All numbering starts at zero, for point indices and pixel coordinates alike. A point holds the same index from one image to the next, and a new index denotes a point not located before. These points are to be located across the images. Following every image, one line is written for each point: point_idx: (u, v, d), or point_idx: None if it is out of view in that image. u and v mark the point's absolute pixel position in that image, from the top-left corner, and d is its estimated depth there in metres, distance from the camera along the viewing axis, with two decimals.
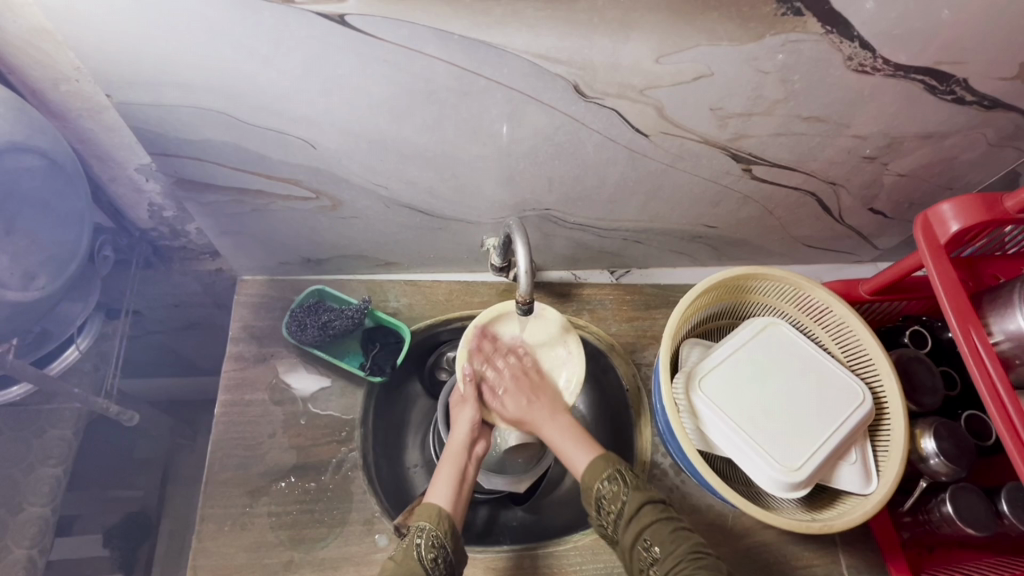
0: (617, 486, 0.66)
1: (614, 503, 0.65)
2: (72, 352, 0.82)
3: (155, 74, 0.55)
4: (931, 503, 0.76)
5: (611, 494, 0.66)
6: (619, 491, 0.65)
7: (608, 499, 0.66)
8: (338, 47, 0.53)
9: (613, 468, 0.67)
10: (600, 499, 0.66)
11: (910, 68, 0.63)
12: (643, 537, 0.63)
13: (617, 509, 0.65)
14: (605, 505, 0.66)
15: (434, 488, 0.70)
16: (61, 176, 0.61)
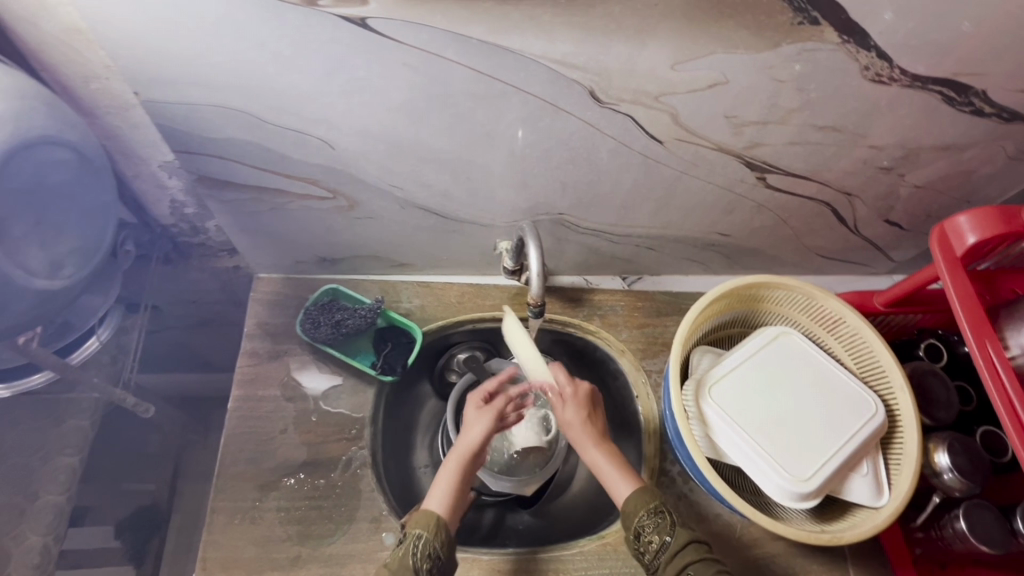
0: (655, 523, 0.66)
1: (655, 541, 0.65)
2: (93, 342, 0.83)
3: (181, 73, 0.56)
4: (944, 520, 0.75)
5: (651, 532, 0.65)
6: (658, 527, 0.65)
7: (645, 535, 0.66)
8: (358, 49, 0.54)
9: (653, 504, 0.66)
10: (639, 536, 0.66)
11: (928, 79, 0.63)
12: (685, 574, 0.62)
13: (658, 548, 0.65)
14: (644, 540, 0.66)
15: (434, 491, 0.69)
16: (90, 169, 0.60)
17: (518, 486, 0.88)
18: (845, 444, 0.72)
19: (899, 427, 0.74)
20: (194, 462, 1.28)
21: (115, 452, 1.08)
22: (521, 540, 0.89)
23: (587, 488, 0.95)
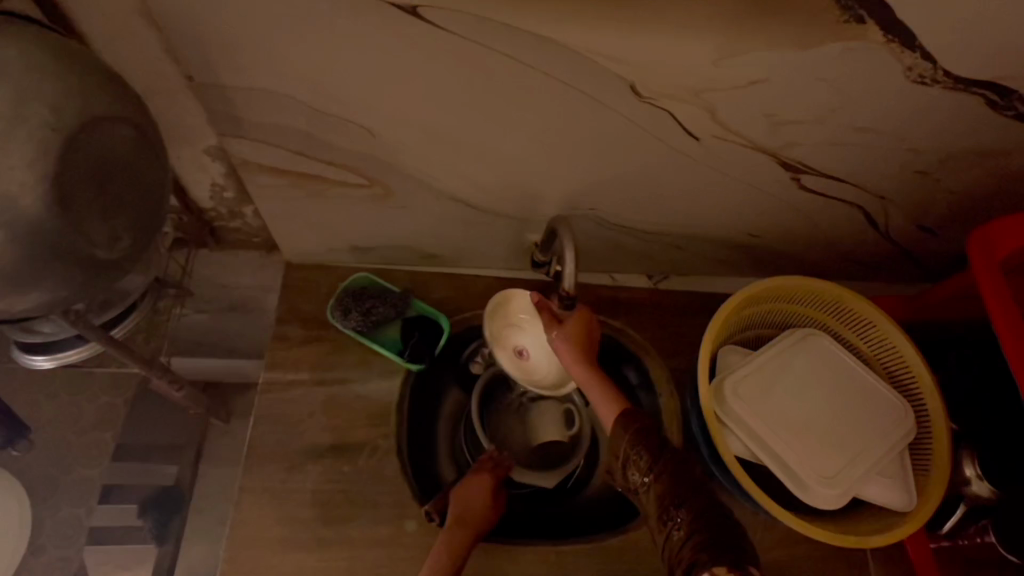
0: (635, 448, 0.65)
1: (636, 469, 0.65)
2: (134, 317, 0.84)
3: (234, 56, 0.58)
4: (974, 530, 0.76)
5: (636, 459, 0.65)
6: (638, 453, 0.65)
7: (628, 462, 0.66)
8: (407, 37, 0.56)
9: (632, 431, 0.66)
10: (624, 464, 0.66)
11: (971, 82, 0.62)
12: (667, 498, 0.61)
13: (641, 475, 0.64)
14: (628, 468, 0.66)
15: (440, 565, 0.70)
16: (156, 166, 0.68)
17: (536, 477, 0.88)
18: (862, 434, 0.73)
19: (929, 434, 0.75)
20: None
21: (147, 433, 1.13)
22: (537, 532, 0.90)
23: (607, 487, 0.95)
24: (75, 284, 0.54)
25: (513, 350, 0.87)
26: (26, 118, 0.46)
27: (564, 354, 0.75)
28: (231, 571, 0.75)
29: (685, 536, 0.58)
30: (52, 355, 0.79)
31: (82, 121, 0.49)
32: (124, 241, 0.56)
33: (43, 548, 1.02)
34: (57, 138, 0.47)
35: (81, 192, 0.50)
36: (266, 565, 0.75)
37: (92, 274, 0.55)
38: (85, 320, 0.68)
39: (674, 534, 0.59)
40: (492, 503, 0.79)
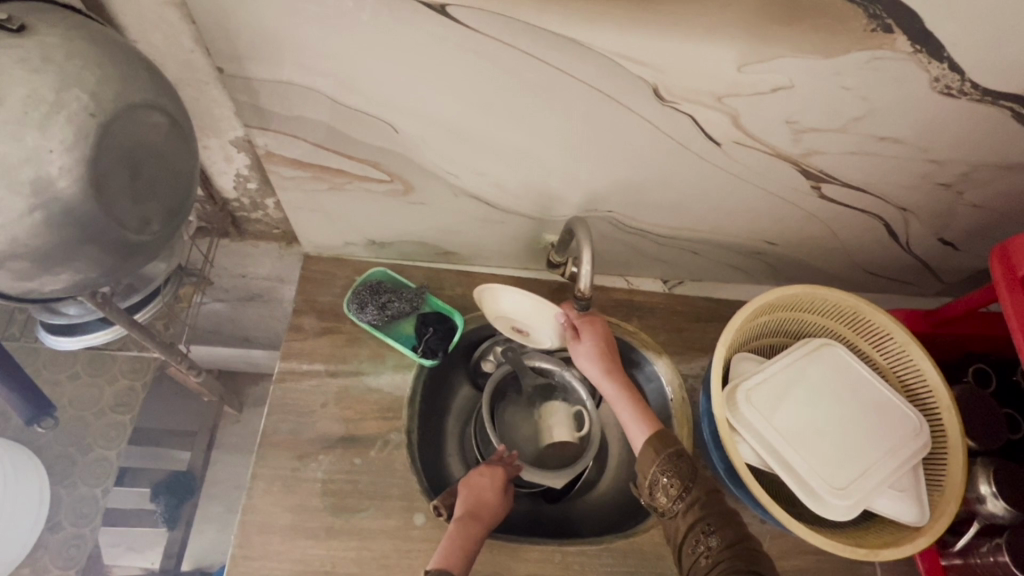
0: (667, 474, 0.65)
1: (666, 493, 0.65)
2: (158, 302, 0.84)
3: (265, 48, 0.59)
4: (987, 548, 0.73)
5: (668, 484, 0.65)
6: (670, 479, 0.65)
7: (656, 486, 0.65)
8: (434, 35, 0.56)
9: (664, 456, 0.66)
10: (652, 486, 0.66)
11: (998, 94, 0.62)
12: (700, 526, 0.63)
13: (670, 499, 0.65)
14: (656, 492, 0.66)
15: (456, 549, 0.70)
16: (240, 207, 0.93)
17: (547, 478, 0.86)
18: (876, 447, 0.73)
19: (945, 449, 0.74)
20: (227, 433, 1.31)
21: (178, 411, 1.30)
22: (545, 533, 0.91)
23: (613, 490, 0.97)
24: (105, 268, 0.55)
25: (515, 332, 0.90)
26: (66, 104, 0.47)
27: (594, 372, 0.76)
28: (242, 556, 0.76)
29: (715, 563, 0.60)
30: (77, 336, 0.80)
31: (118, 107, 0.50)
32: (154, 225, 0.57)
33: (60, 526, 0.98)
34: (95, 124, 0.49)
35: (113, 176, 0.51)
36: (275, 552, 0.76)
37: (122, 256, 0.56)
38: (110, 304, 0.70)
39: (702, 559, 0.61)
40: (501, 497, 0.79)
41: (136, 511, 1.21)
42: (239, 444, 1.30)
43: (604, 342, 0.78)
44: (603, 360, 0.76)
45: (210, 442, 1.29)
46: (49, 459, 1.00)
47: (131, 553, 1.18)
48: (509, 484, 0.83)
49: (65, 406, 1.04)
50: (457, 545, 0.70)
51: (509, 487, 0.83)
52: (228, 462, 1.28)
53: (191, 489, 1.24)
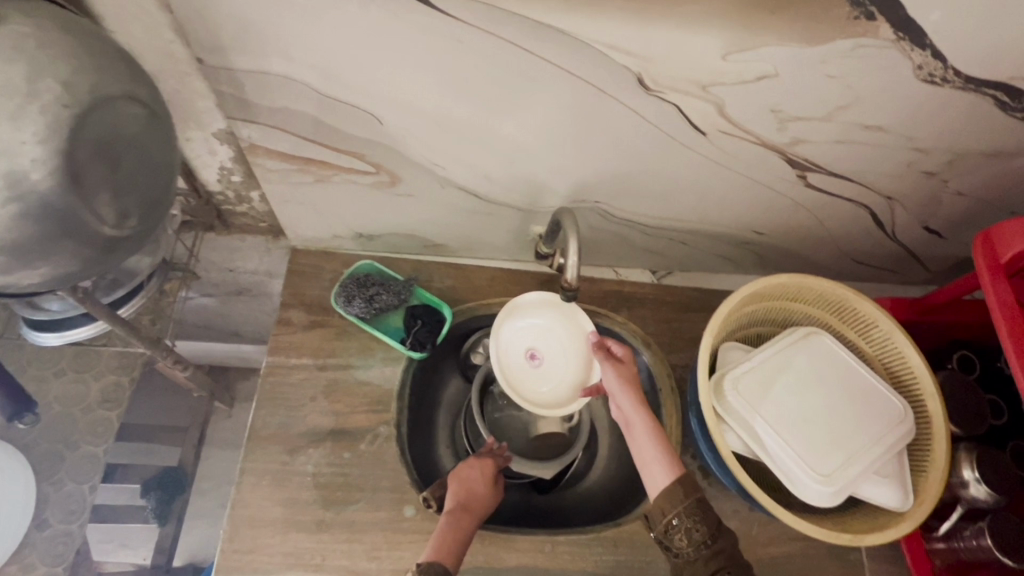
0: (691, 518, 0.64)
1: (688, 537, 0.63)
2: (141, 299, 0.83)
3: (244, 38, 0.59)
4: (971, 532, 0.73)
5: (692, 528, 0.63)
6: (694, 524, 0.63)
7: (676, 528, 0.64)
8: (417, 23, 0.56)
9: (691, 501, 0.65)
10: (673, 526, 0.64)
11: (982, 82, 0.62)
12: None
13: (690, 544, 0.63)
14: (676, 533, 0.64)
15: (448, 542, 0.70)
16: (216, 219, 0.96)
17: (539, 469, 0.88)
18: (865, 437, 0.73)
19: (929, 434, 0.75)
20: (219, 429, 1.31)
21: (166, 406, 1.30)
22: (536, 523, 0.92)
23: (603, 481, 0.98)
24: (85, 261, 0.55)
25: (525, 355, 0.86)
26: (38, 94, 0.46)
27: (626, 404, 0.73)
28: (232, 550, 0.76)
29: None
30: (61, 332, 0.80)
31: (94, 98, 0.49)
32: (134, 218, 0.57)
33: (48, 523, 0.97)
34: (69, 115, 0.48)
35: (90, 168, 0.51)
36: (264, 546, 0.76)
37: (102, 250, 0.55)
38: (92, 299, 0.69)
39: None
40: (492, 489, 0.80)
41: (127, 507, 1.21)
42: (230, 438, 1.30)
43: (635, 382, 0.75)
44: (636, 398, 0.73)
45: (201, 438, 1.28)
46: (35, 456, 0.99)
47: (123, 550, 1.18)
48: (499, 476, 0.83)
49: (50, 402, 1.03)
50: (451, 536, 0.70)
51: (500, 480, 0.83)
52: (219, 457, 1.28)
53: (182, 486, 1.24)
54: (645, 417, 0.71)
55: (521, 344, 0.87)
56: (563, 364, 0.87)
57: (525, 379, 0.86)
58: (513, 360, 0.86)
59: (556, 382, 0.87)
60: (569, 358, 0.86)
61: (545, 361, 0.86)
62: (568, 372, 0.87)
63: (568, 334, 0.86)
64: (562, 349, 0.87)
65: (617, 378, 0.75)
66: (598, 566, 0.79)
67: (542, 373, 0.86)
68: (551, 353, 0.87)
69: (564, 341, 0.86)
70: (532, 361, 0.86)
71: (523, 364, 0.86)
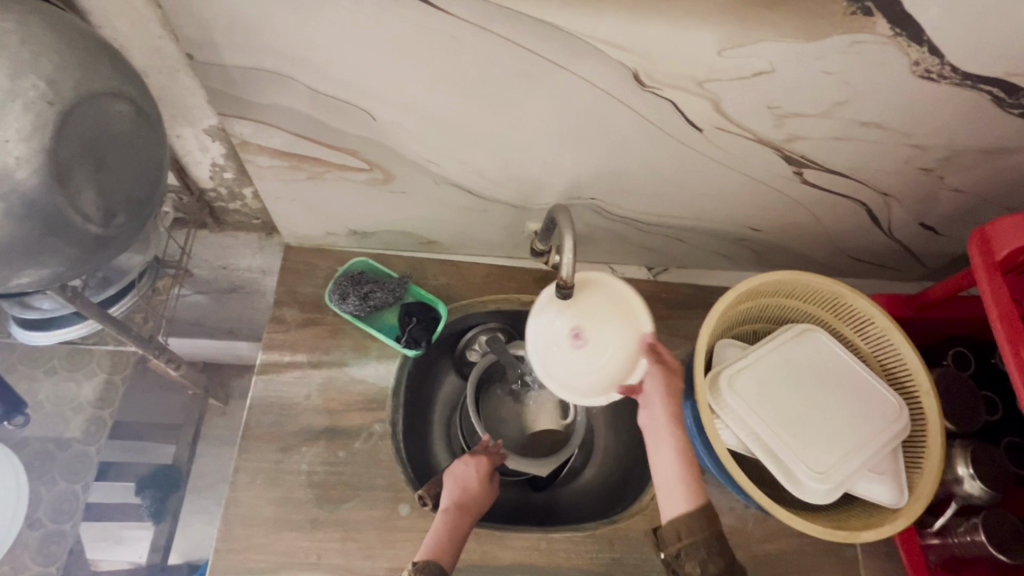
0: (706, 552, 0.61)
1: (701, 567, 0.61)
2: (132, 297, 0.83)
3: (234, 34, 0.58)
4: (964, 528, 0.73)
5: (706, 559, 0.61)
6: (709, 556, 0.61)
7: (688, 554, 0.62)
8: (408, 20, 0.55)
9: (711, 532, 0.61)
10: (686, 551, 0.62)
11: (978, 78, 0.62)
12: None
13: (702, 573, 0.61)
14: (688, 559, 0.62)
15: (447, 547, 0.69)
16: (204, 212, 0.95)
17: (534, 467, 0.88)
18: (861, 434, 0.73)
19: (923, 430, 0.75)
20: (213, 426, 1.31)
21: (161, 404, 1.29)
22: (531, 520, 0.92)
23: (599, 478, 0.98)
24: (72, 260, 0.54)
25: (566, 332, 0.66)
26: (21, 91, 0.46)
27: (661, 419, 0.67)
28: (226, 549, 0.75)
29: None
30: (51, 330, 0.80)
31: (78, 94, 0.49)
32: (121, 217, 0.56)
33: (40, 522, 0.97)
34: (53, 112, 0.47)
35: (76, 166, 0.50)
36: (258, 545, 0.76)
37: (89, 249, 0.54)
38: (81, 298, 0.68)
39: None
40: (486, 488, 0.79)
41: (121, 506, 1.21)
42: (226, 436, 1.29)
43: (676, 400, 0.69)
44: (672, 416, 0.68)
45: (195, 435, 1.28)
46: (27, 455, 0.99)
47: (118, 548, 1.18)
48: (493, 475, 0.82)
49: (42, 401, 1.02)
50: (446, 535, 0.70)
51: (494, 478, 0.82)
52: (214, 455, 1.28)
53: (176, 483, 1.24)
54: (676, 438, 0.66)
55: (562, 317, 0.67)
56: (610, 356, 0.67)
57: (552, 364, 0.68)
58: (544, 333, 0.68)
59: (596, 369, 0.66)
60: (618, 347, 0.67)
61: (591, 343, 0.66)
62: (611, 363, 0.67)
63: (625, 316, 0.68)
64: (615, 333, 0.67)
65: (657, 393, 0.68)
66: (594, 563, 0.79)
67: (585, 356, 0.66)
68: (599, 336, 0.67)
69: (620, 324, 0.68)
70: (572, 337, 0.67)
71: (559, 337, 0.67)
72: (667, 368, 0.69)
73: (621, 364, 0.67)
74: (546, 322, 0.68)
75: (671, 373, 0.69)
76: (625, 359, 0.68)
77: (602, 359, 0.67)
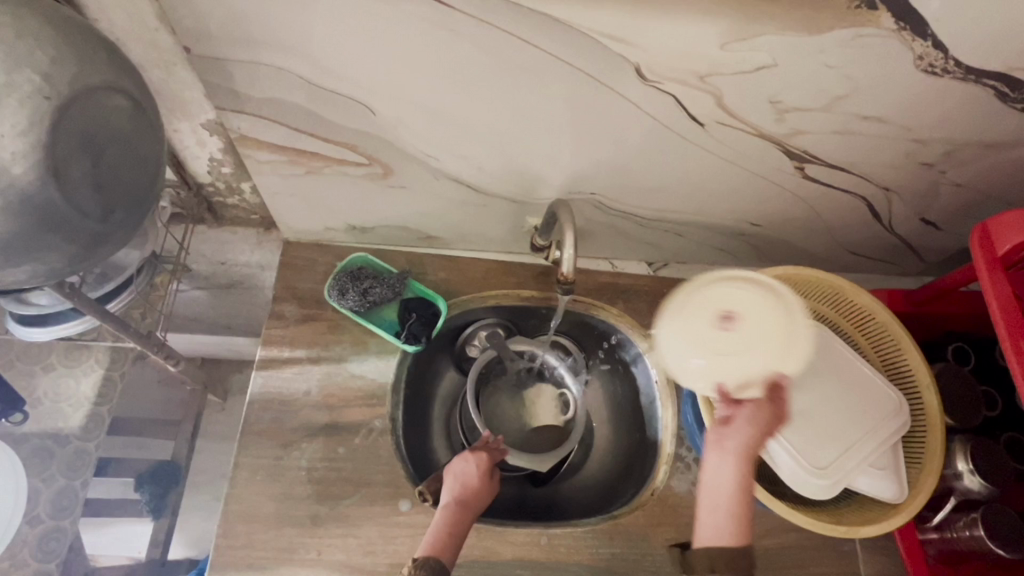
0: None
1: None
2: (130, 293, 0.82)
3: (231, 26, 0.57)
4: (963, 522, 0.73)
5: None
6: None
7: None
8: (407, 13, 0.55)
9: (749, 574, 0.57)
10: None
11: (982, 72, 0.61)
12: None
13: None
14: None
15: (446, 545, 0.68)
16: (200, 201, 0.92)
17: (534, 462, 0.88)
18: (862, 429, 0.73)
19: (923, 426, 0.75)
20: (212, 421, 1.31)
21: (160, 399, 1.29)
22: (531, 515, 0.92)
23: (600, 473, 0.98)
24: (69, 257, 0.53)
25: (721, 312, 0.67)
26: (17, 86, 0.45)
27: (738, 443, 0.62)
28: (226, 546, 0.75)
29: None
30: (48, 327, 0.79)
31: (75, 89, 0.48)
32: (119, 213, 0.55)
33: (39, 518, 0.96)
34: (50, 107, 0.47)
35: (73, 161, 0.49)
36: (259, 541, 0.76)
37: (86, 246, 0.54)
38: (78, 294, 0.68)
39: None
40: (487, 483, 0.78)
41: (121, 501, 1.21)
42: (225, 431, 1.30)
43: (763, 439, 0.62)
44: (751, 447, 0.62)
45: (195, 430, 1.28)
46: (26, 452, 0.98)
47: (118, 544, 1.18)
48: (494, 470, 0.81)
49: (39, 398, 1.01)
50: (445, 530, 0.70)
51: (494, 473, 0.81)
52: (214, 450, 1.28)
53: (176, 479, 1.24)
54: (743, 469, 0.61)
55: (735, 302, 0.68)
56: (749, 357, 0.64)
57: (682, 329, 0.68)
58: (701, 305, 0.69)
59: (737, 354, 0.64)
60: (770, 344, 0.64)
61: (742, 328, 0.66)
62: (740, 358, 0.64)
63: (785, 339, 0.65)
64: (766, 343, 0.65)
65: (750, 423, 0.63)
66: (594, 558, 0.79)
67: (730, 336, 0.65)
68: (754, 324, 0.66)
69: (772, 338, 0.65)
70: (721, 319, 0.67)
71: (710, 314, 0.68)
72: (775, 411, 0.63)
73: (765, 362, 0.64)
74: (695, 306, 0.69)
75: (773, 417, 0.64)
76: (770, 358, 0.64)
77: (752, 350, 0.64)
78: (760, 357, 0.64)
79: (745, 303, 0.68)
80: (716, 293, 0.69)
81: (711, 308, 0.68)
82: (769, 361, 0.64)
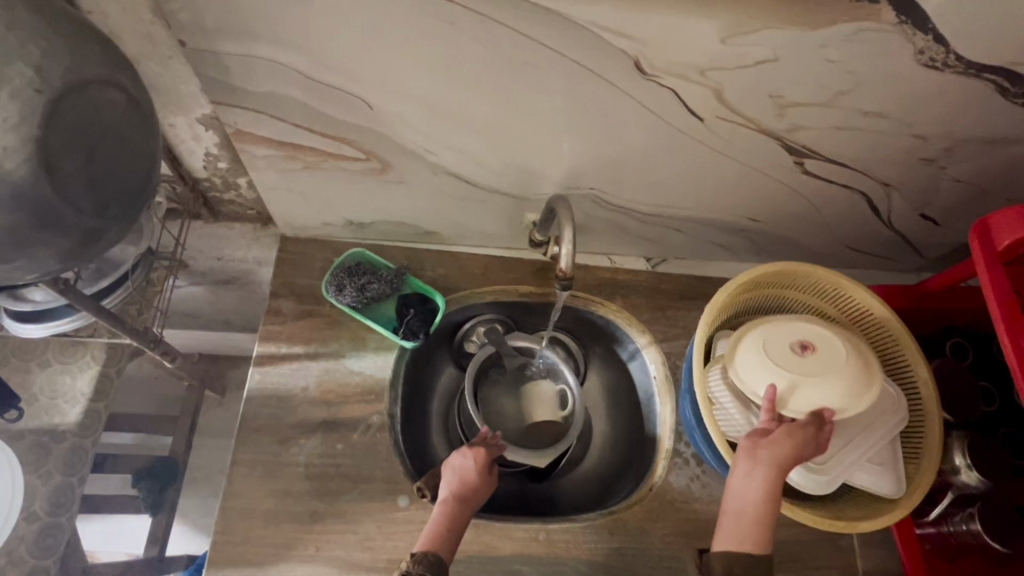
0: None
1: None
2: (126, 289, 0.82)
3: (227, 19, 0.56)
4: (961, 517, 0.73)
5: None
6: None
7: None
8: (406, 6, 0.54)
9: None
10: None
11: (983, 67, 0.61)
12: None
13: None
14: None
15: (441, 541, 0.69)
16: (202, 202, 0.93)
17: (534, 458, 0.88)
18: (861, 425, 0.73)
19: (922, 422, 0.75)
20: (210, 417, 1.31)
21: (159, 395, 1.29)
22: (530, 511, 0.93)
23: (598, 468, 0.99)
24: (63, 252, 0.53)
25: (801, 341, 0.73)
26: (8, 79, 0.45)
27: (775, 455, 0.64)
28: (224, 542, 0.75)
29: None
30: (43, 323, 0.79)
31: (68, 83, 0.48)
32: (114, 208, 0.55)
33: (36, 515, 0.96)
34: (42, 100, 0.46)
35: (66, 156, 0.49)
36: (257, 537, 0.76)
37: (81, 242, 0.53)
38: (73, 290, 0.67)
39: None
40: (485, 478, 0.77)
41: (118, 497, 1.21)
42: (223, 427, 1.29)
43: (799, 457, 0.64)
44: (785, 461, 0.63)
45: (192, 426, 1.26)
46: (22, 448, 0.98)
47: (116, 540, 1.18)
48: (493, 465, 0.80)
49: (35, 394, 1.01)
50: (439, 526, 0.70)
51: (493, 469, 0.80)
52: (212, 446, 1.28)
53: (173, 474, 1.22)
54: (772, 483, 0.63)
55: (815, 337, 0.73)
56: (806, 384, 0.69)
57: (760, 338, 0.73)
58: (782, 325, 0.75)
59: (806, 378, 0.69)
60: (839, 379, 0.69)
61: (816, 359, 0.71)
62: (798, 381, 0.69)
63: (852, 392, 0.69)
64: (831, 383, 0.69)
65: (789, 440, 0.64)
66: (592, 553, 0.79)
67: (804, 361, 0.71)
68: (831, 360, 0.71)
69: (839, 385, 0.69)
70: (800, 346, 0.72)
71: (791, 338, 0.73)
72: (816, 436, 0.66)
73: (827, 394, 0.69)
74: (783, 328, 0.74)
75: (814, 440, 0.66)
76: (835, 393, 0.69)
77: (822, 378, 0.69)
78: (825, 388, 0.69)
79: (823, 345, 0.72)
80: (807, 328, 0.74)
81: (792, 335, 0.73)
82: (826, 398, 0.69)
